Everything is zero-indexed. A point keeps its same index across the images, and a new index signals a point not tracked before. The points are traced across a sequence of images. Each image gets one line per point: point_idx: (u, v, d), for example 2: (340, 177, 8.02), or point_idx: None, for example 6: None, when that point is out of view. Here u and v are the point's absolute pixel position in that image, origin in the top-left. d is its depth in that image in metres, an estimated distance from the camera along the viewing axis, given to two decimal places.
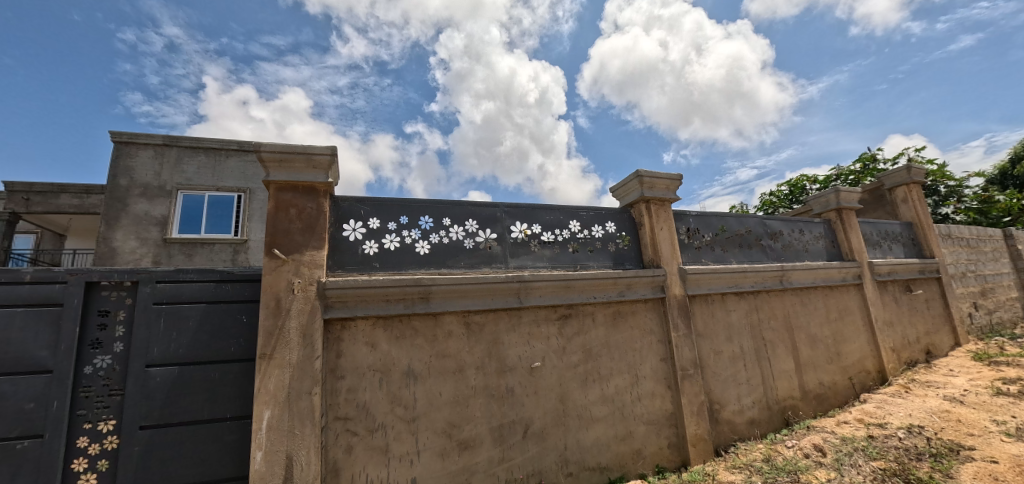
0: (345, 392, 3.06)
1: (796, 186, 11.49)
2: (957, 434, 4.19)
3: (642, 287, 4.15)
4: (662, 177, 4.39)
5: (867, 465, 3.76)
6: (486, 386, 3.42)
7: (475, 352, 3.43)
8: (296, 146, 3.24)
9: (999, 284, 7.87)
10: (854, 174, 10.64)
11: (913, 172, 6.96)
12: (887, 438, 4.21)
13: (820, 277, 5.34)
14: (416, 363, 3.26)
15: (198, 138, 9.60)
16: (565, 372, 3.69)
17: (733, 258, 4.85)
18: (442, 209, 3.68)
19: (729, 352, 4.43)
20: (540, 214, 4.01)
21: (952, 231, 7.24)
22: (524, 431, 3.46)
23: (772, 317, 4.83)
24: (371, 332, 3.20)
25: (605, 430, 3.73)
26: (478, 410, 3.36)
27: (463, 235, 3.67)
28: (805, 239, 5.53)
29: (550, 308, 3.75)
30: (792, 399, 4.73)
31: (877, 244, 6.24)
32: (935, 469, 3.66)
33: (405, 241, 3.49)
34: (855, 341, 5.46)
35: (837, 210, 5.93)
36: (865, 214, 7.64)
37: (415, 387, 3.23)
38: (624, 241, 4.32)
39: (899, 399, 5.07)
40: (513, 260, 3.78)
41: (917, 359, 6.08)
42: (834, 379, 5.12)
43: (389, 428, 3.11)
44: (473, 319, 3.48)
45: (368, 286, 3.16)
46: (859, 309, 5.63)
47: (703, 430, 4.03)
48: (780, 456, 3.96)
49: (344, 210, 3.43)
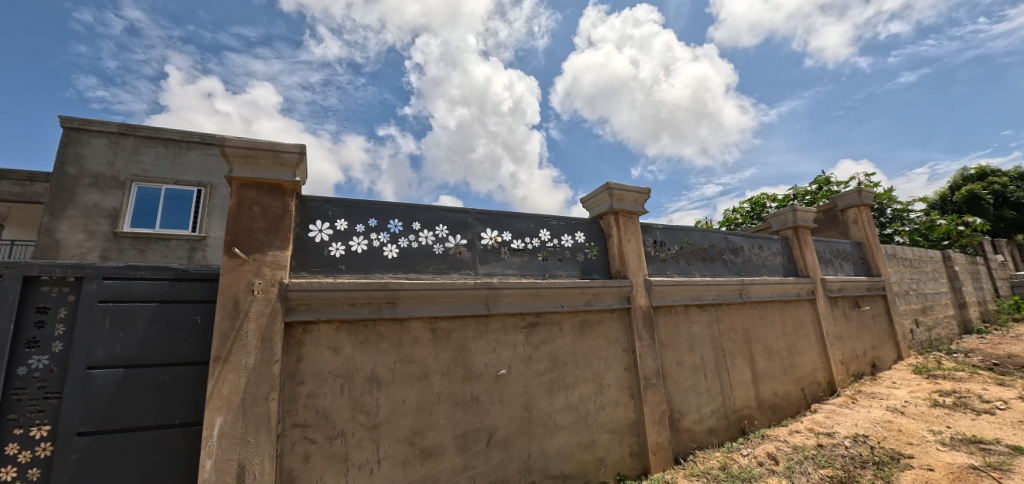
0: (304, 398, 2.96)
1: (758, 203, 12.00)
2: (897, 443, 4.45)
3: (609, 297, 4.21)
4: (631, 190, 4.50)
5: (816, 472, 3.94)
6: (451, 393, 3.38)
7: (441, 359, 3.40)
8: (263, 142, 3.14)
9: (937, 302, 8.44)
10: (810, 195, 11.21)
11: (863, 195, 7.40)
12: (835, 446, 4.42)
13: (777, 292, 5.58)
14: (380, 369, 3.20)
15: (157, 128, 9.16)
16: (531, 379, 3.70)
17: (697, 270, 5.00)
18: (412, 213, 3.64)
19: (691, 363, 4.55)
20: (510, 222, 4.03)
21: (897, 251, 7.72)
22: (488, 439, 3.44)
23: (732, 329, 5.00)
24: (334, 336, 3.12)
25: (569, 438, 3.75)
26: (442, 417, 3.31)
27: (433, 240, 3.64)
28: (764, 255, 5.76)
29: (518, 316, 3.76)
30: (749, 409, 4.90)
31: (829, 262, 6.59)
32: (877, 476, 3.88)
33: (373, 245, 3.43)
34: (808, 353, 5.72)
35: (794, 228, 6.22)
36: (820, 232, 8.06)
37: (378, 394, 3.16)
38: (592, 251, 4.39)
39: (846, 409, 5.34)
40: (482, 266, 3.77)
41: (863, 371, 6.43)
42: (788, 389, 5.34)
43: (350, 435, 3.03)
44: (440, 325, 3.45)
45: (333, 288, 3.09)
46: (812, 323, 5.91)
47: (664, 438, 4.12)
48: (736, 464, 4.09)
49: (311, 210, 3.35)
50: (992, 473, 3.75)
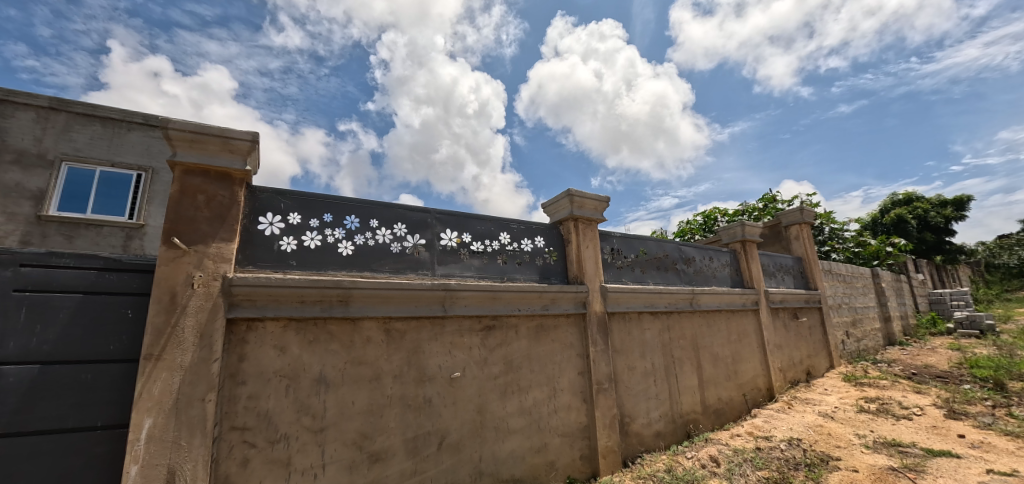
0: (245, 399, 2.81)
1: (710, 216, 12.57)
2: (827, 446, 4.76)
3: (565, 302, 4.27)
4: (591, 198, 4.59)
5: (754, 474, 4.15)
6: (403, 396, 3.30)
7: (393, 360, 3.32)
8: (211, 127, 2.97)
9: (866, 315, 9.13)
10: (758, 211, 11.87)
11: (804, 213, 7.90)
12: (772, 449, 4.68)
13: (724, 301, 5.84)
14: (329, 370, 3.08)
15: (94, 105, 8.47)
16: (485, 382, 3.68)
17: (650, 279, 5.16)
18: (370, 210, 3.54)
19: (642, 369, 4.68)
20: (471, 223, 4.00)
21: (832, 267, 8.29)
22: (439, 442, 3.39)
23: (682, 337, 5.19)
24: (281, 334, 2.98)
25: (521, 442, 3.76)
26: (393, 420, 3.23)
27: (391, 239, 3.56)
28: (714, 266, 6.03)
29: (474, 319, 3.73)
30: (694, 413, 5.09)
31: (772, 275, 6.99)
32: (808, 477, 4.13)
33: (328, 241, 3.31)
34: (751, 361, 6.03)
35: (742, 241, 6.55)
36: (765, 247, 8.53)
37: (326, 395, 3.04)
38: (551, 256, 4.44)
39: (783, 414, 5.66)
40: (440, 267, 3.72)
41: (799, 378, 6.84)
42: (731, 395, 5.60)
43: (294, 439, 2.90)
44: (394, 326, 3.36)
45: (282, 284, 2.95)
46: (755, 332, 6.23)
47: (614, 442, 4.21)
48: (680, 466, 4.23)
49: (261, 201, 3.19)
50: (908, 474, 4.09)
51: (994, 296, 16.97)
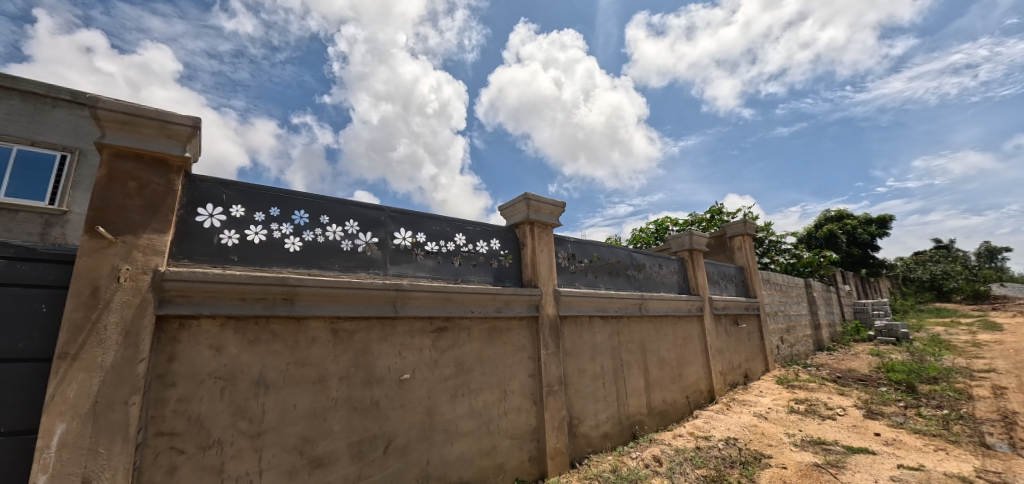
0: (174, 402, 2.62)
1: (661, 225, 13.08)
2: (760, 445, 5.07)
3: (519, 305, 4.30)
4: (547, 203, 4.65)
5: (693, 472, 4.34)
6: (349, 398, 3.20)
7: (340, 361, 3.21)
8: (147, 109, 2.77)
9: (799, 323, 9.80)
10: (706, 222, 12.47)
11: (747, 225, 8.38)
12: (710, 448, 4.92)
13: (671, 307, 6.09)
14: (270, 371, 2.94)
15: (13, 77, 7.68)
16: (435, 385, 3.63)
17: (602, 283, 5.30)
18: (321, 206, 3.42)
19: (592, 371, 4.79)
20: (426, 223, 3.96)
21: (770, 277, 8.85)
22: (386, 446, 3.31)
23: (630, 341, 5.36)
24: (218, 333, 2.81)
25: (470, 444, 3.74)
26: (337, 423, 3.12)
27: (342, 236, 3.45)
28: (663, 273, 6.27)
29: (426, 320, 3.68)
30: (640, 415, 5.26)
31: (717, 283, 7.36)
32: (742, 474, 4.36)
33: (273, 236, 3.17)
34: (694, 364, 6.32)
35: (689, 250, 6.86)
36: (711, 256, 8.98)
37: (265, 398, 2.89)
38: (506, 258, 4.45)
39: (721, 415, 5.98)
40: (392, 267, 3.64)
41: (738, 381, 7.25)
42: (675, 397, 5.84)
43: (227, 444, 2.73)
44: (342, 327, 3.26)
45: (222, 280, 2.79)
46: (698, 337, 6.54)
47: (562, 444, 4.28)
48: (625, 466, 4.36)
49: (200, 191, 2.99)
50: (830, 469, 4.42)
51: (909, 307, 18.72)
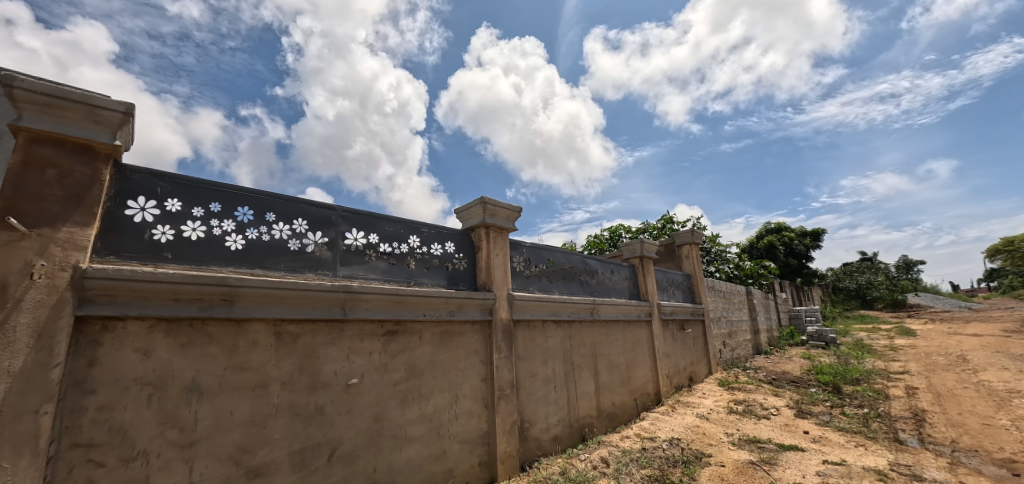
0: (93, 411, 2.41)
1: (615, 233, 13.47)
2: (701, 444, 5.33)
3: (472, 309, 4.29)
4: (504, 207, 4.68)
5: (638, 472, 4.48)
6: (291, 404, 3.07)
7: (283, 366, 3.07)
8: (73, 92, 2.55)
9: (740, 328, 10.39)
10: (657, 230, 12.97)
11: (694, 235, 8.81)
12: (655, 449, 5.11)
13: (622, 312, 6.29)
14: (204, 377, 2.76)
15: None
16: (385, 389, 3.55)
17: (556, 288, 5.38)
18: (267, 203, 3.27)
19: (543, 375, 4.86)
20: (379, 224, 3.88)
21: (715, 284, 9.33)
22: (330, 453, 3.19)
23: (581, 345, 5.47)
24: (147, 336, 2.62)
25: (419, 450, 3.68)
26: (278, 431, 2.98)
27: (289, 235, 3.31)
28: (614, 279, 6.47)
29: (377, 323, 3.59)
30: (590, 417, 5.38)
31: (665, 289, 7.68)
32: (684, 473, 4.55)
33: (213, 233, 3.00)
34: (642, 367, 6.55)
35: (640, 257, 7.11)
36: (661, 263, 9.35)
37: (198, 405, 2.72)
38: (461, 262, 4.44)
39: (667, 416, 6.22)
40: (342, 268, 3.54)
41: (683, 383, 7.58)
42: (623, 399, 6.02)
43: (154, 455, 2.55)
44: (286, 330, 3.12)
45: (154, 279, 2.60)
46: (647, 341, 6.78)
47: (513, 447, 4.30)
48: (574, 468, 4.43)
49: (131, 182, 2.78)
50: (763, 466, 4.71)
51: (838, 313, 20.32)
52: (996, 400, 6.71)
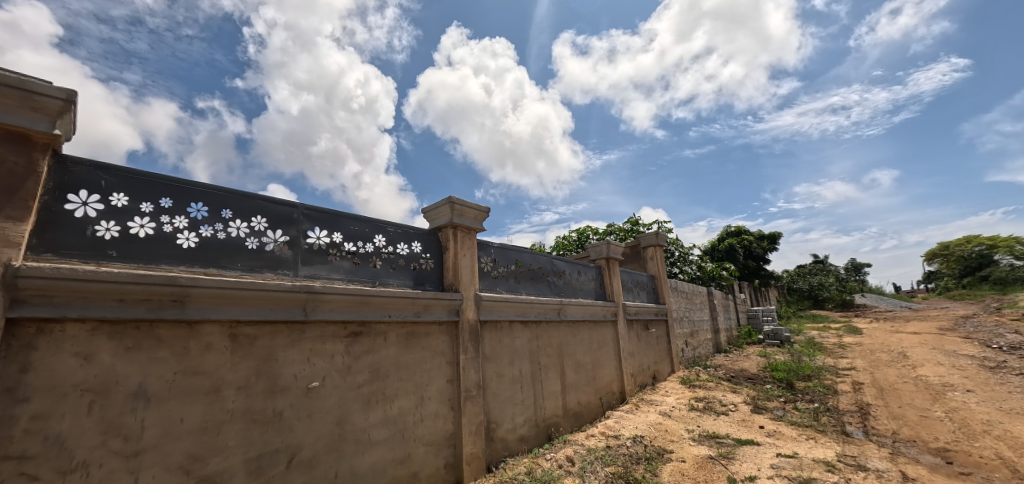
0: (26, 420, 2.24)
1: (583, 234, 13.67)
2: (664, 441, 5.48)
3: (438, 310, 4.25)
4: (471, 207, 4.66)
5: (602, 470, 4.55)
6: (247, 409, 2.95)
7: (238, 370, 2.95)
8: (6, 76, 2.36)
9: (701, 327, 10.76)
10: (624, 232, 13.27)
11: (658, 237, 9.05)
12: (619, 446, 5.21)
13: (588, 312, 6.39)
14: (152, 382, 2.62)
15: None
16: (347, 392, 3.47)
17: (523, 289, 5.41)
18: (223, 199, 3.14)
19: (510, 376, 4.87)
20: (343, 223, 3.79)
21: (678, 285, 9.62)
22: (289, 460, 3.09)
23: (548, 345, 5.53)
24: (88, 340, 2.46)
25: (383, 454, 3.61)
26: (232, 438, 2.86)
27: (246, 233, 3.19)
28: (581, 280, 6.56)
29: (340, 324, 3.51)
30: (556, 417, 5.44)
31: (630, 290, 7.86)
32: (647, 469, 4.67)
33: (163, 230, 2.84)
34: (608, 367, 6.67)
35: (607, 258, 7.25)
36: (626, 264, 9.57)
37: (145, 413, 2.57)
38: (427, 262, 4.39)
39: (631, 414, 6.37)
40: (304, 268, 3.43)
41: (647, 382, 7.78)
42: (589, 398, 6.11)
43: (95, 466, 2.39)
44: (242, 332, 3.00)
45: (96, 279, 2.44)
46: (612, 341, 6.92)
47: (478, 448, 4.30)
48: (540, 468, 4.46)
49: (71, 175, 2.60)
50: (721, 461, 4.89)
51: (792, 313, 21.37)
52: (931, 393, 7.24)
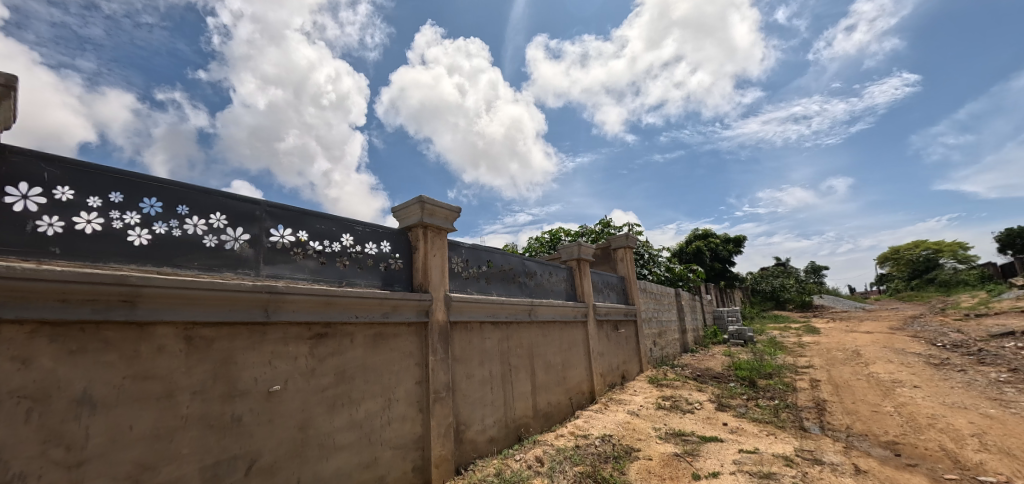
0: None
1: (555, 236, 13.77)
2: (631, 439, 5.58)
3: (407, 310, 4.19)
4: (442, 207, 4.62)
5: (571, 470, 4.59)
6: (203, 415, 2.82)
7: (194, 373, 2.81)
8: None
9: (669, 328, 11.02)
10: (595, 234, 13.45)
11: (628, 239, 9.22)
12: (588, 446, 5.27)
13: (559, 313, 6.44)
14: (98, 388, 2.47)
15: None
16: (311, 396, 3.37)
17: (494, 290, 5.40)
18: (180, 194, 2.99)
19: (480, 377, 4.85)
20: (309, 221, 3.68)
21: (647, 286, 9.83)
22: (248, 467, 2.97)
23: (518, 346, 5.54)
24: (25, 343, 2.29)
25: (349, 458, 3.53)
26: (186, 445, 2.73)
27: (204, 231, 3.05)
28: (552, 281, 6.61)
29: (304, 325, 3.40)
30: (526, 417, 5.45)
31: (600, 291, 7.97)
32: (614, 468, 4.74)
33: (113, 226, 2.69)
34: (578, 367, 6.75)
35: (578, 260, 7.33)
36: (597, 265, 9.70)
37: (90, 420, 2.42)
38: (397, 262, 4.32)
39: (600, 413, 6.46)
40: (266, 267, 3.32)
41: (616, 382, 7.91)
42: (559, 399, 6.16)
43: (32, 479, 2.23)
44: (198, 334, 2.87)
45: (37, 277, 2.28)
46: (582, 341, 7.00)
47: (447, 451, 4.26)
48: (509, 469, 4.46)
49: (10, 165, 2.42)
50: (686, 458, 5.01)
51: (755, 314, 22.20)
52: (881, 389, 7.65)
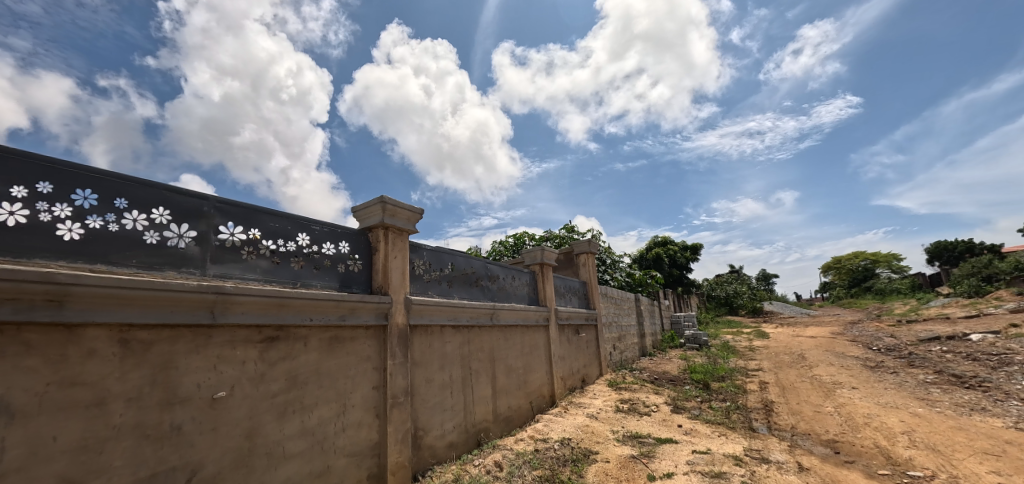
0: None
1: (519, 240, 13.83)
2: (590, 442, 5.67)
3: (366, 313, 4.09)
4: (404, 208, 4.54)
5: (530, 474, 4.61)
6: (138, 424, 2.63)
7: (129, 379, 2.63)
8: None
9: (628, 332, 11.29)
10: (559, 239, 13.61)
11: (591, 244, 9.40)
12: (547, 449, 5.31)
13: (521, 317, 6.47)
14: (18, 395, 2.25)
15: None
16: (260, 402, 3.22)
17: (456, 293, 5.36)
18: (118, 187, 2.80)
19: (440, 381, 4.80)
20: (262, 219, 3.53)
21: (607, 291, 10.04)
22: (188, 479, 2.80)
23: (479, 350, 5.51)
24: None
25: (299, 467, 3.39)
26: (117, 457, 2.54)
27: (145, 226, 2.86)
28: (515, 285, 6.64)
29: (254, 328, 3.25)
30: (486, 422, 5.43)
31: (563, 295, 8.07)
32: (573, 471, 4.80)
33: (40, 220, 2.47)
34: (539, 370, 6.80)
35: (541, 264, 7.39)
36: (560, 270, 9.82)
37: (6, 432, 2.20)
38: (355, 263, 4.22)
39: (560, 417, 6.53)
40: (213, 267, 3.15)
41: (576, 385, 8.02)
42: (519, 403, 6.17)
43: None
44: (135, 336, 2.68)
45: None
46: (544, 345, 7.06)
47: (404, 457, 4.17)
48: (467, 474, 4.43)
49: None
50: (643, 459, 5.15)
51: (710, 319, 23.12)
52: (823, 391, 8.14)
